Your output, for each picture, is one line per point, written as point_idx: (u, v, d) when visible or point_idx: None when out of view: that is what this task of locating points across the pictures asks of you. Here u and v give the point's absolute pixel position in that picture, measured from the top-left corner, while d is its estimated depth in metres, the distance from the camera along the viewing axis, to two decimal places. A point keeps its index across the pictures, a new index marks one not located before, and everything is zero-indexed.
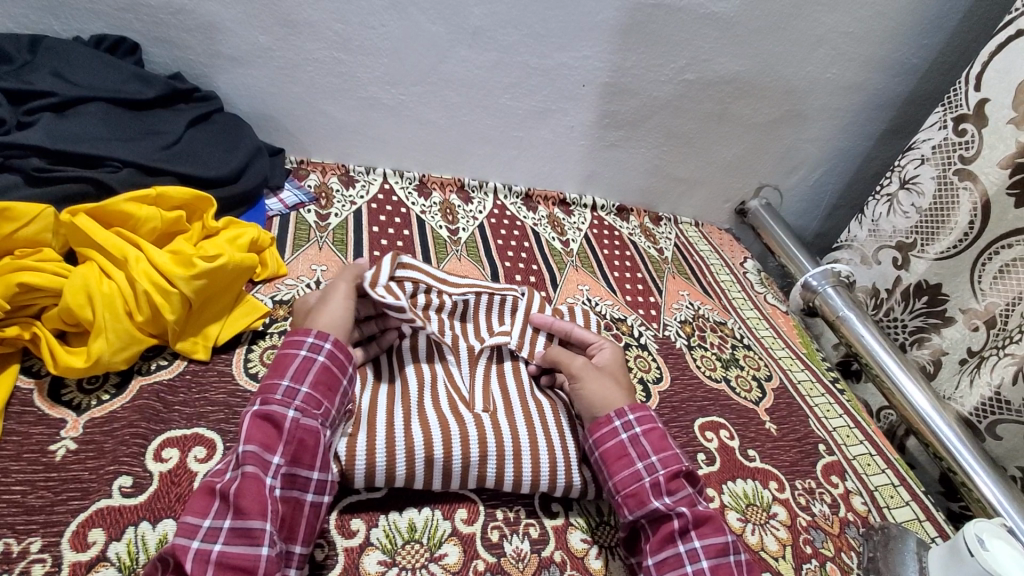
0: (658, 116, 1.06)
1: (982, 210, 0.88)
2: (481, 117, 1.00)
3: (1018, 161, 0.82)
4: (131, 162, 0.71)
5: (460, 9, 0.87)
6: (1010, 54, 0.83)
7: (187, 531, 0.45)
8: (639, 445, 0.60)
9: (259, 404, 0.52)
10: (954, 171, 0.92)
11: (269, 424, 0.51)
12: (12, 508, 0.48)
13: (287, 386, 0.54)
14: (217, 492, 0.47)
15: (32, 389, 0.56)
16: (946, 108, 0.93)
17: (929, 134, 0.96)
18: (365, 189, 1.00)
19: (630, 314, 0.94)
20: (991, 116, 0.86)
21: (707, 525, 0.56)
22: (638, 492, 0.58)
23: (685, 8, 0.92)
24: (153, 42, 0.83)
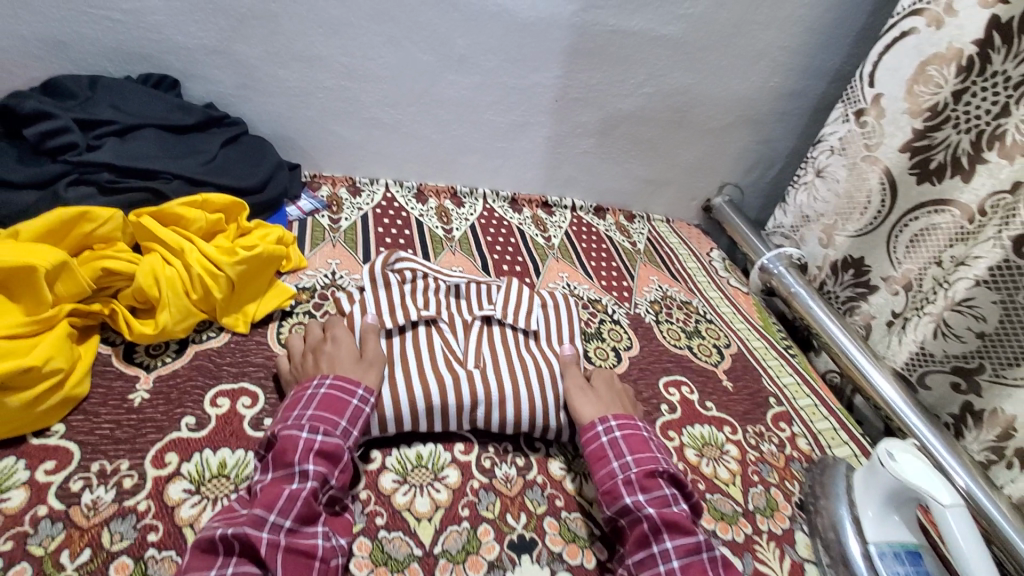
0: (623, 125, 1.21)
1: (889, 187, 1.03)
2: (468, 131, 1.16)
3: (915, 145, 0.98)
4: (179, 175, 0.86)
5: (447, 40, 1.03)
6: (898, 53, 0.98)
7: (255, 522, 0.53)
8: (616, 447, 0.68)
9: (326, 436, 0.60)
10: (861, 159, 1.07)
11: (330, 456, 0.60)
12: (105, 438, 0.61)
13: (344, 427, 0.63)
14: (286, 495, 0.55)
15: (111, 353, 0.70)
16: (846, 103, 1.09)
17: (835, 127, 1.12)
18: (371, 197, 1.14)
19: (604, 296, 1.08)
20: (887, 108, 1.02)
21: (677, 526, 0.61)
22: (612, 489, 0.65)
23: (639, 32, 1.08)
24: (189, 78, 0.99)
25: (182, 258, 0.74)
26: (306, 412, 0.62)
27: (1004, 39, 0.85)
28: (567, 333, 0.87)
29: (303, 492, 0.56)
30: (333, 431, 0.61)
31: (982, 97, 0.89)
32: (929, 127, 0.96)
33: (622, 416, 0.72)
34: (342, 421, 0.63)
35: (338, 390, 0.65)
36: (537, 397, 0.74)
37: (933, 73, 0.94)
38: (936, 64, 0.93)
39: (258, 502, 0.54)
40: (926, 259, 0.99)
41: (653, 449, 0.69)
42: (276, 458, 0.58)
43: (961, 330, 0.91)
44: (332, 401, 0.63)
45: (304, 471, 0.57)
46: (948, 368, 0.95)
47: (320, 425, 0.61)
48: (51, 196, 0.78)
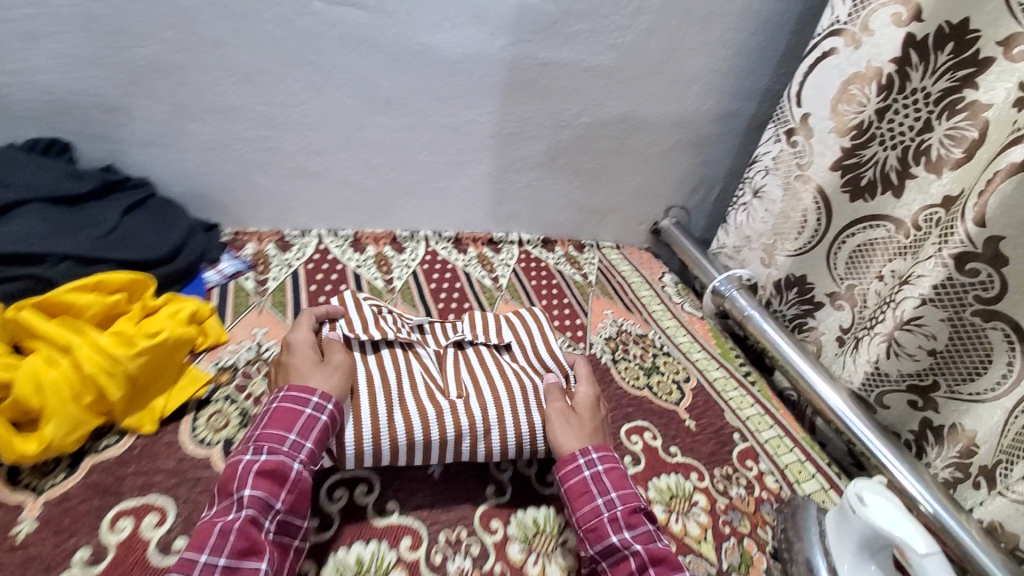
0: (565, 156, 1.18)
1: (823, 205, 1.02)
2: (402, 173, 1.09)
3: (845, 163, 0.97)
4: (69, 255, 0.77)
5: (370, 82, 0.97)
6: (822, 73, 0.97)
7: (185, 565, 0.53)
8: (600, 483, 0.67)
9: (268, 455, 0.60)
10: (794, 178, 1.06)
11: (274, 477, 0.59)
12: None
13: (294, 440, 0.62)
14: (217, 530, 0.55)
15: None
16: (777, 124, 1.07)
17: (767, 147, 1.10)
18: (301, 252, 1.06)
19: (558, 337, 1.03)
20: (816, 128, 1.00)
21: (663, 563, 0.61)
22: (598, 527, 0.64)
23: (572, 63, 1.05)
24: (86, 138, 0.89)
25: (70, 356, 0.64)
26: (256, 429, 0.63)
27: (921, 57, 0.84)
28: (542, 345, 0.85)
29: (236, 524, 0.56)
30: (278, 447, 0.61)
31: (904, 114, 0.88)
32: (857, 145, 0.95)
33: (603, 447, 0.70)
34: (290, 434, 0.62)
35: (289, 401, 0.64)
36: (518, 425, 0.73)
37: (855, 92, 0.93)
38: (858, 83, 0.92)
39: (190, 544, 0.55)
40: (869, 274, 0.98)
41: (631, 483, 0.68)
42: (223, 483, 0.59)
43: (913, 348, 0.90)
44: (282, 413, 0.63)
45: (237, 499, 0.57)
46: (904, 386, 0.94)
47: (264, 443, 0.61)
48: None
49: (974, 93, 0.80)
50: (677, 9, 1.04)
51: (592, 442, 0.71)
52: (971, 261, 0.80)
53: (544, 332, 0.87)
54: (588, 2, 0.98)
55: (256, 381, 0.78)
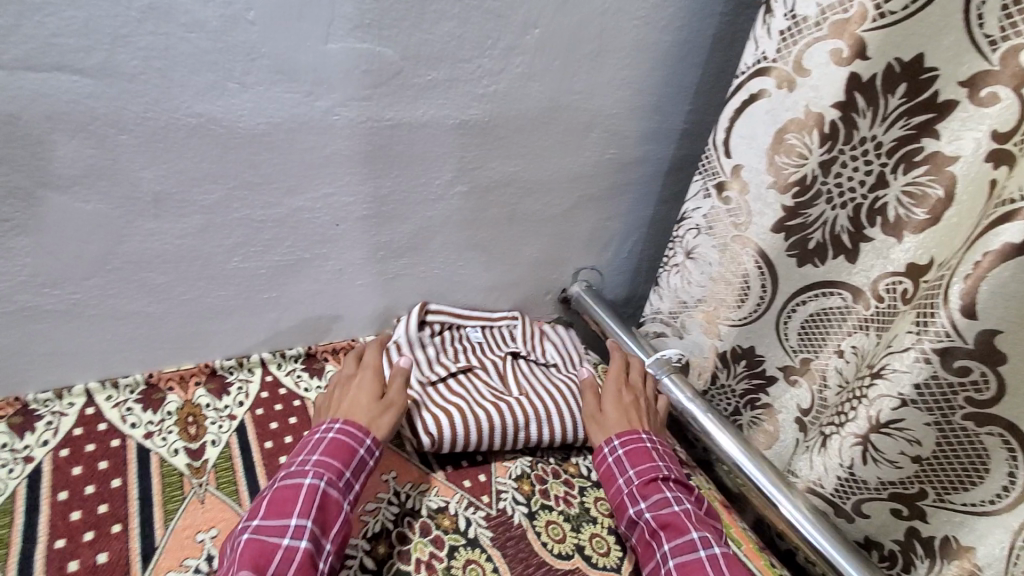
0: (441, 235, 0.91)
1: (767, 269, 0.84)
2: (209, 289, 0.78)
3: (788, 224, 0.79)
4: None
5: (127, 175, 0.65)
6: (751, 120, 0.79)
7: None
8: (621, 464, 0.78)
9: (326, 484, 0.65)
10: (731, 239, 0.87)
11: (327, 510, 0.63)
12: None
13: (347, 478, 0.67)
14: (279, 556, 0.58)
15: None
16: (704, 176, 0.89)
17: (698, 203, 0.91)
18: (52, 428, 0.73)
19: (452, 496, 0.76)
20: (750, 182, 0.82)
21: (671, 528, 0.69)
22: (621, 503, 0.75)
23: (432, 122, 0.78)
24: None
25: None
26: (311, 457, 0.67)
27: (869, 101, 0.67)
28: (571, 354, 1.01)
29: (299, 550, 0.59)
30: (335, 481, 0.66)
31: (853, 166, 0.71)
32: (800, 204, 0.77)
33: (625, 434, 0.80)
34: (345, 471, 0.67)
35: (344, 434, 0.70)
36: (568, 418, 0.86)
37: (793, 142, 0.75)
38: (795, 131, 0.74)
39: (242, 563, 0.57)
40: (827, 348, 0.80)
41: (653, 459, 0.77)
42: (271, 506, 0.62)
43: (895, 455, 0.72)
44: (339, 446, 0.69)
45: (299, 526, 0.61)
46: (886, 495, 0.75)
47: (322, 470, 0.66)
48: None
49: (935, 143, 0.63)
50: (559, 45, 0.81)
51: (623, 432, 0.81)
52: (955, 358, 0.63)
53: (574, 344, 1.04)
54: (441, 42, 0.73)
55: None
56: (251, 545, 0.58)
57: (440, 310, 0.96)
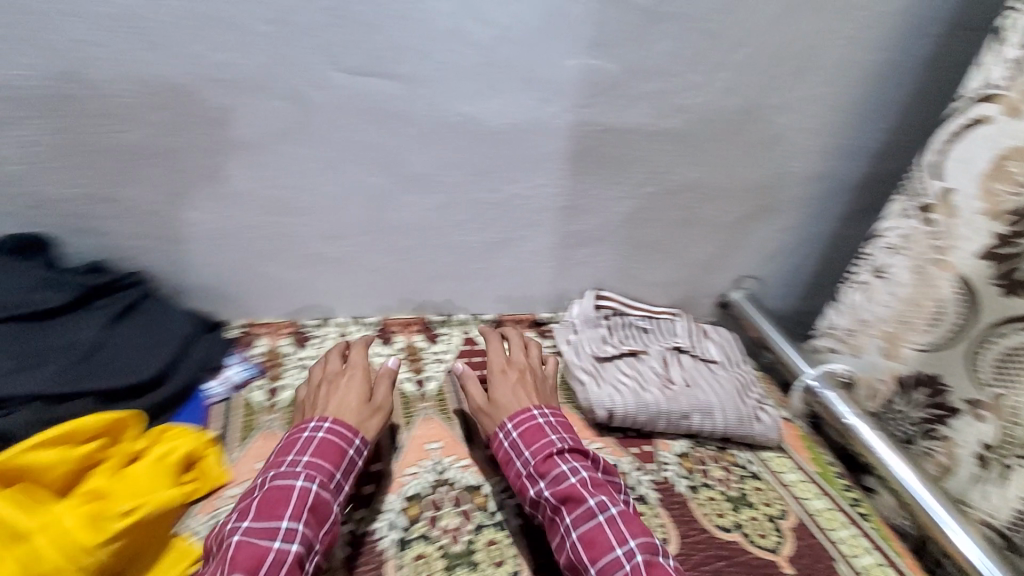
0: (624, 229, 1.01)
1: (968, 297, 0.83)
2: (437, 255, 0.94)
3: (997, 251, 0.79)
4: (38, 394, 0.63)
5: (400, 158, 0.81)
6: (971, 143, 0.80)
7: None
8: (516, 447, 0.73)
9: (319, 488, 0.63)
10: (929, 262, 0.88)
11: (316, 514, 0.61)
12: None
13: (338, 479, 0.66)
14: (271, 559, 0.57)
15: None
16: (906, 197, 0.91)
17: (895, 222, 0.93)
18: (321, 347, 0.92)
19: (622, 457, 0.86)
20: (960, 208, 0.83)
21: (570, 500, 0.66)
22: (522, 486, 0.71)
23: (636, 128, 0.88)
24: (74, 233, 0.77)
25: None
26: (301, 458, 0.65)
27: None
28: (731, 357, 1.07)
29: (289, 556, 0.57)
30: (327, 483, 0.64)
31: None
32: (1015, 232, 0.77)
33: (519, 414, 0.76)
34: (337, 473, 0.66)
35: (332, 436, 0.68)
36: (727, 415, 0.92)
37: (1015, 170, 0.75)
38: (1018, 159, 0.75)
39: (238, 565, 0.55)
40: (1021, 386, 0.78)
41: (521, 454, 0.72)
42: (263, 506, 0.60)
43: None
44: (328, 447, 0.67)
45: (291, 530, 0.58)
46: None
47: (314, 473, 0.64)
48: None
49: None
50: (761, 64, 0.87)
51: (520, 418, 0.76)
52: None
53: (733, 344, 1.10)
54: (657, 58, 0.82)
55: None
56: (244, 551, 0.56)
57: (610, 297, 1.07)
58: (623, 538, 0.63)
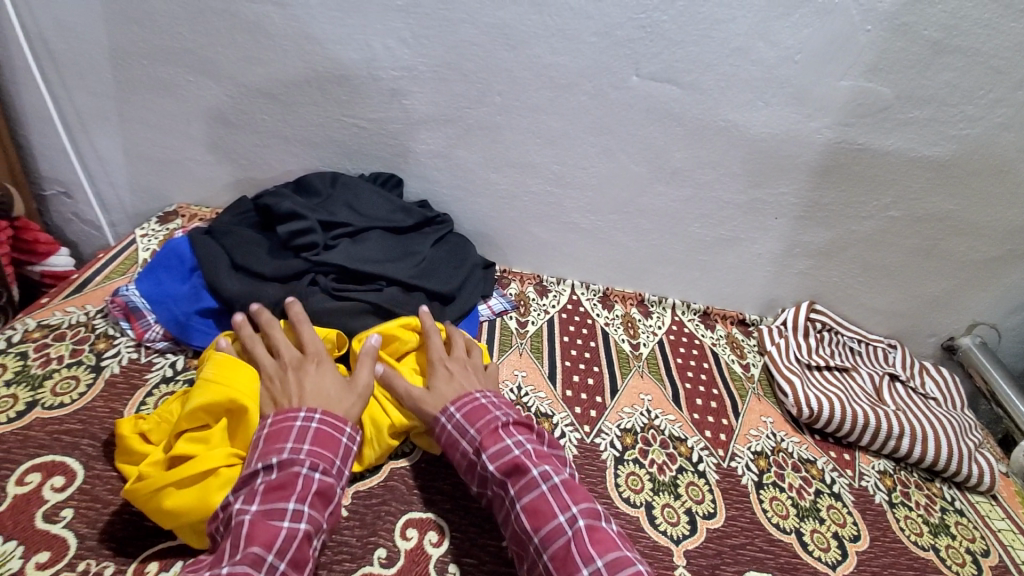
0: (857, 248, 1.04)
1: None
2: (669, 242, 1.07)
3: None
4: (394, 280, 0.88)
5: (664, 153, 0.97)
6: None
7: (253, 563, 0.53)
8: (458, 425, 0.70)
9: (321, 475, 0.61)
10: None
11: (323, 497, 0.60)
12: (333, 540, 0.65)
13: (338, 466, 0.64)
14: (283, 536, 0.55)
15: None
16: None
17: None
18: (557, 299, 1.11)
19: (820, 456, 0.90)
20: None
21: (515, 473, 0.64)
22: (467, 463, 0.69)
23: (897, 152, 0.92)
24: (413, 178, 1.05)
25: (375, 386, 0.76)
26: (300, 446, 0.62)
27: None
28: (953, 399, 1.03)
29: (299, 533, 0.56)
30: (328, 470, 0.62)
31: None
32: None
33: (460, 400, 0.72)
34: (337, 460, 0.64)
35: (328, 424, 0.65)
36: (941, 448, 0.91)
37: None
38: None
39: (253, 541, 0.54)
40: None
41: (471, 426, 0.69)
42: (267, 492, 0.58)
43: None
44: (326, 436, 0.64)
45: (298, 511, 0.57)
46: None
47: (317, 461, 0.62)
48: (292, 298, 0.83)
49: None
50: None
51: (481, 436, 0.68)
52: None
53: (958, 389, 1.06)
54: (938, 88, 0.86)
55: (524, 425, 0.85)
56: (257, 531, 0.55)
57: (824, 312, 1.10)
58: (566, 503, 0.61)
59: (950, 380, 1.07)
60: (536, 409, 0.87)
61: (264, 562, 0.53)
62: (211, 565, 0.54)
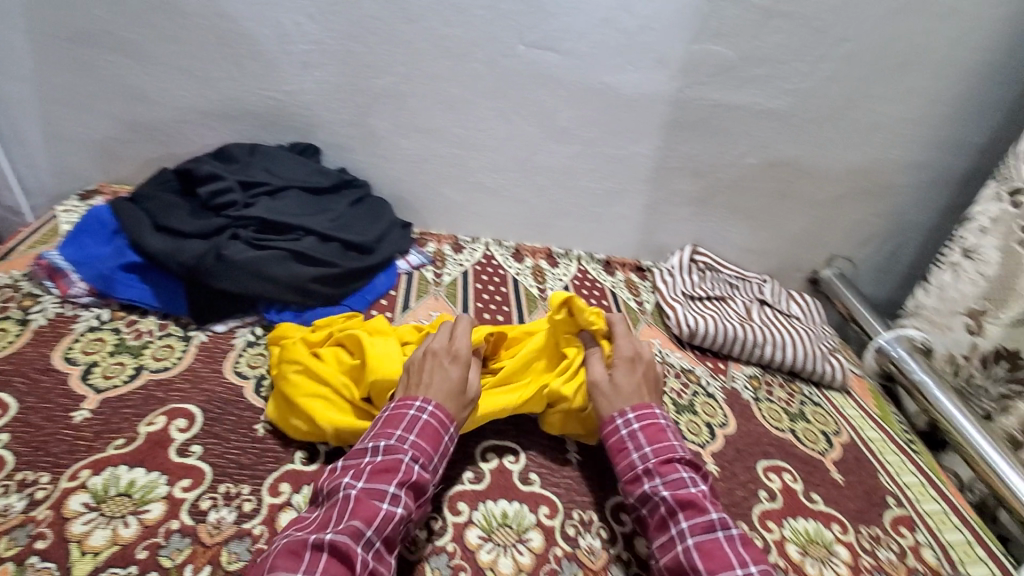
0: (725, 194, 1.20)
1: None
2: (568, 196, 1.20)
3: None
4: (311, 231, 0.97)
5: (553, 113, 1.10)
6: None
7: (353, 535, 0.55)
8: (635, 439, 0.69)
9: (420, 468, 0.62)
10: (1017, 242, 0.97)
11: (418, 486, 0.62)
12: (257, 446, 0.71)
13: (435, 462, 0.64)
14: (382, 515, 0.57)
15: (252, 397, 0.78)
16: (999, 182, 1.02)
17: (987, 206, 1.04)
18: (472, 255, 1.21)
19: (698, 365, 1.05)
20: None
21: (691, 507, 0.62)
22: (632, 480, 0.67)
23: (745, 106, 1.09)
24: (329, 147, 1.13)
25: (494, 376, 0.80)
26: (407, 435, 0.64)
27: None
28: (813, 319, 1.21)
29: (395, 517, 0.58)
30: (427, 465, 0.63)
31: None
32: None
33: (641, 407, 0.72)
34: (435, 456, 0.65)
35: (438, 418, 0.66)
36: (798, 351, 1.07)
37: None
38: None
39: (357, 515, 0.56)
40: None
41: (631, 450, 0.68)
42: (373, 472, 0.60)
43: None
44: (431, 429, 0.65)
45: (396, 496, 0.59)
46: None
47: (417, 453, 0.63)
48: (214, 250, 0.88)
49: None
50: (865, 57, 1.04)
51: (647, 427, 0.70)
52: None
53: (818, 311, 1.24)
54: (769, 48, 1.03)
55: None
56: (359, 506, 0.57)
57: (706, 253, 1.26)
58: (744, 558, 0.59)
59: (810, 304, 1.25)
60: None
61: (361, 537, 0.55)
62: (311, 528, 0.57)
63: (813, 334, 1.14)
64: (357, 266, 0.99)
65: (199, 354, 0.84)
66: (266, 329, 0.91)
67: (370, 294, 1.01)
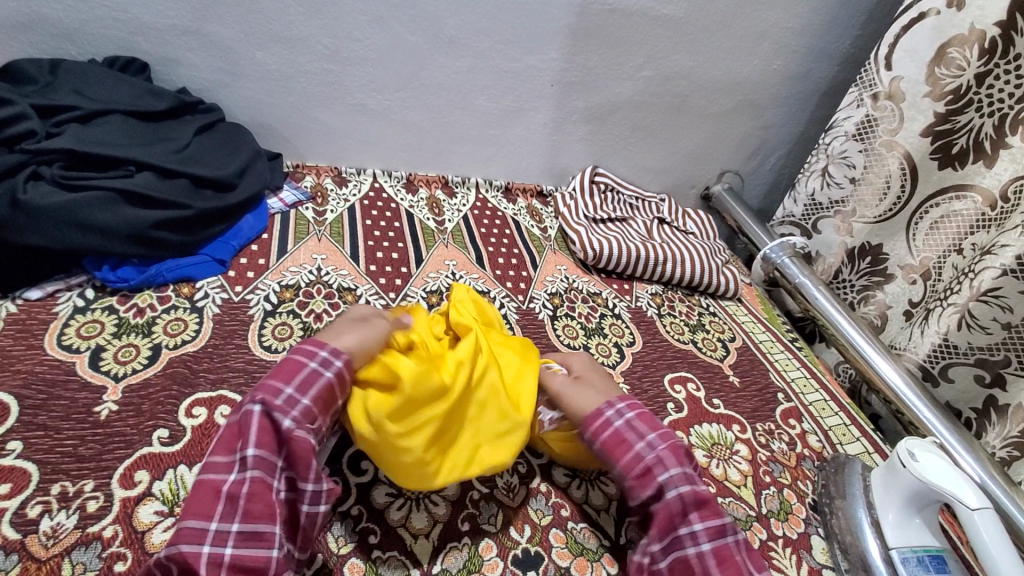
0: (623, 111, 1.16)
1: (910, 171, 0.99)
2: (460, 117, 1.09)
3: (937, 129, 0.94)
4: (146, 164, 0.79)
5: (436, 20, 0.96)
6: (915, 36, 0.94)
7: (194, 537, 0.46)
8: (635, 428, 0.61)
9: (259, 407, 0.51)
10: (880, 143, 1.02)
11: (268, 431, 0.51)
12: (99, 431, 0.59)
13: (288, 395, 0.53)
14: (225, 496, 0.48)
15: (88, 375, 0.64)
16: (861, 87, 1.04)
17: (850, 112, 1.06)
18: (357, 188, 1.08)
19: (604, 289, 1.04)
20: (907, 92, 0.97)
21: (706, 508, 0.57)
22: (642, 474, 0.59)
23: (640, 12, 1.03)
24: (161, 62, 0.92)
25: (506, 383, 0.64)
26: (257, 378, 0.54)
27: None
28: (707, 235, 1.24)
29: (242, 489, 0.48)
30: (273, 402, 0.52)
31: (1005, 80, 0.85)
32: (952, 111, 0.91)
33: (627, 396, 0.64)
34: (286, 388, 0.53)
35: (296, 353, 0.56)
36: (696, 266, 1.09)
37: (954, 55, 0.89)
38: (957, 45, 0.89)
39: (190, 511, 0.48)
40: (949, 249, 0.94)
41: (631, 439, 0.60)
42: (216, 439, 0.51)
43: (986, 321, 0.86)
44: (287, 363, 0.55)
45: (242, 459, 0.50)
46: (972, 360, 0.90)
47: (260, 393, 0.52)
48: (8, 194, 0.68)
49: None
50: None
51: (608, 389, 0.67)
52: None
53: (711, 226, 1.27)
54: None
55: (317, 300, 0.82)
56: (199, 491, 0.49)
57: (605, 173, 1.23)
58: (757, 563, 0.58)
59: (702, 219, 1.28)
60: (339, 284, 0.86)
61: (208, 531, 0.47)
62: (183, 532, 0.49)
63: (708, 248, 1.17)
64: (215, 206, 0.83)
65: (8, 328, 0.67)
66: (98, 290, 0.75)
67: (236, 239, 0.86)
